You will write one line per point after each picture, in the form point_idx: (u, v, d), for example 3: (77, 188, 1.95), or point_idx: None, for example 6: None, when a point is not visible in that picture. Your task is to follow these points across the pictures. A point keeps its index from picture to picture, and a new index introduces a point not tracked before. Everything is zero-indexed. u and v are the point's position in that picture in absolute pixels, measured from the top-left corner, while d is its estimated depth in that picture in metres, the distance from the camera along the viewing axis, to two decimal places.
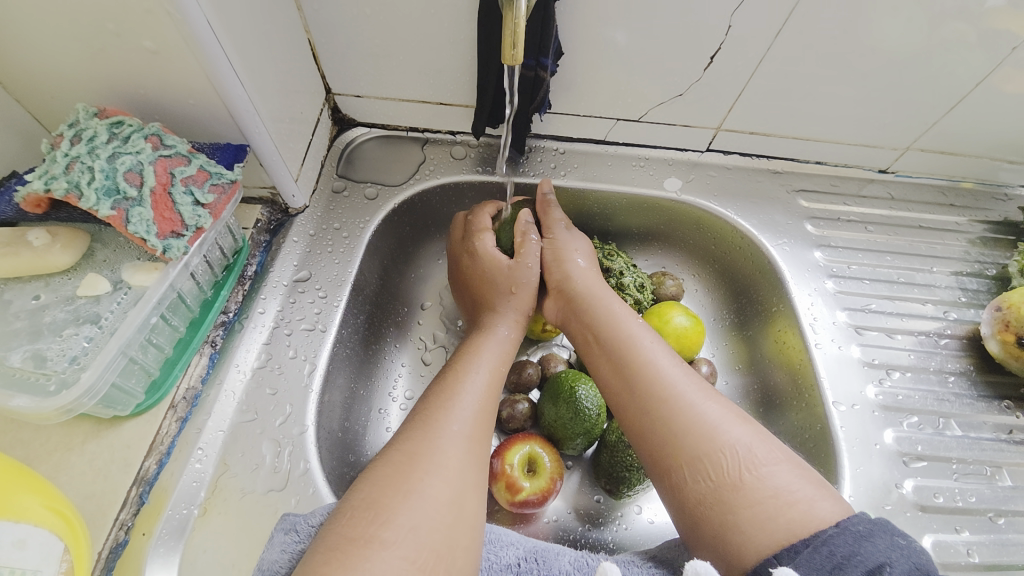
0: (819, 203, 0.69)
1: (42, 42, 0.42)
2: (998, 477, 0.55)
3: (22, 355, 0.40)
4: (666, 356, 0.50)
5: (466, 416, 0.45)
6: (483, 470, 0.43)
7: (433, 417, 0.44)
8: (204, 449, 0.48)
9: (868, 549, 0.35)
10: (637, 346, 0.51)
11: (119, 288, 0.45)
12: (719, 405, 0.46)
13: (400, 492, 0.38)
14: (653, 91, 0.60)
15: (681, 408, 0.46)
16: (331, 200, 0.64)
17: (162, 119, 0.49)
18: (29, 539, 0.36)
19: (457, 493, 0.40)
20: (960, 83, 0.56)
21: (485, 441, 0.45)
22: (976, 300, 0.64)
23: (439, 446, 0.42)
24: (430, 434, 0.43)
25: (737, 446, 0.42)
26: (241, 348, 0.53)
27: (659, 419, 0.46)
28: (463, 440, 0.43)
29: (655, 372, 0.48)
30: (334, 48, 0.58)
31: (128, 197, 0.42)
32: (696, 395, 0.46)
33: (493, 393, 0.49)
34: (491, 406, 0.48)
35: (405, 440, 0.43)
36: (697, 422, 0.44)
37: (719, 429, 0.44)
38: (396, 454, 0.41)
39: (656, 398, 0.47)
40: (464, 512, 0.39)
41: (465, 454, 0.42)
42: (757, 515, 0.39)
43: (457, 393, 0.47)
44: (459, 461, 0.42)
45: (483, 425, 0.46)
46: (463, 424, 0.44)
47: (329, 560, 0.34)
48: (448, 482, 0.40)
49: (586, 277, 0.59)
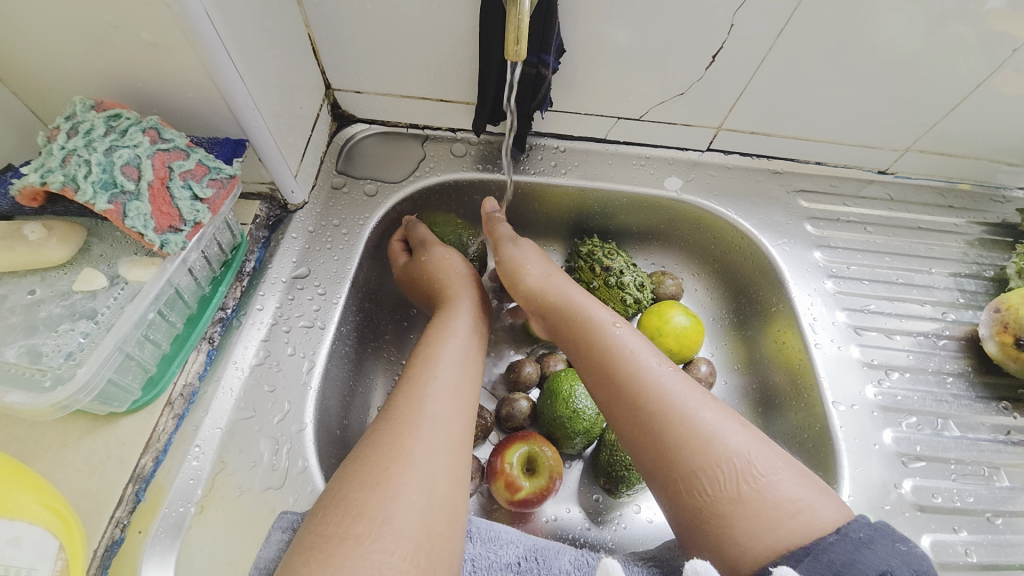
0: (818, 204, 0.69)
1: (39, 34, 0.42)
2: (996, 477, 0.55)
3: (17, 351, 0.40)
4: (656, 364, 0.49)
5: (434, 400, 0.44)
6: (457, 451, 0.42)
7: (402, 407, 0.44)
8: (201, 446, 0.47)
9: (868, 556, 0.35)
10: (626, 354, 0.50)
11: (116, 284, 0.44)
12: (716, 412, 0.45)
13: (371, 485, 0.38)
14: (654, 89, 0.60)
15: (676, 417, 0.45)
16: (330, 196, 0.64)
17: (160, 113, 0.48)
18: (23, 538, 0.35)
19: (427, 478, 0.39)
20: (960, 84, 0.56)
21: (464, 425, 0.45)
22: (974, 301, 0.64)
23: (410, 435, 0.41)
24: (403, 423, 0.42)
25: (736, 456, 0.42)
26: (239, 344, 0.52)
27: (654, 432, 0.45)
28: (436, 426, 0.43)
29: (647, 384, 0.48)
30: (334, 42, 0.57)
31: (125, 191, 0.41)
32: (691, 403, 0.46)
33: (467, 377, 0.49)
34: (468, 390, 0.48)
35: (374, 434, 0.42)
36: (694, 433, 0.44)
37: (717, 438, 0.43)
38: (362, 449, 0.41)
39: (649, 408, 0.46)
40: (436, 498, 0.39)
41: (437, 440, 0.42)
42: (758, 526, 0.39)
43: (422, 379, 0.46)
44: (429, 446, 0.41)
45: (453, 406, 0.45)
46: (433, 408, 0.44)
47: (307, 560, 0.34)
48: (422, 471, 0.39)
49: (550, 293, 0.58)
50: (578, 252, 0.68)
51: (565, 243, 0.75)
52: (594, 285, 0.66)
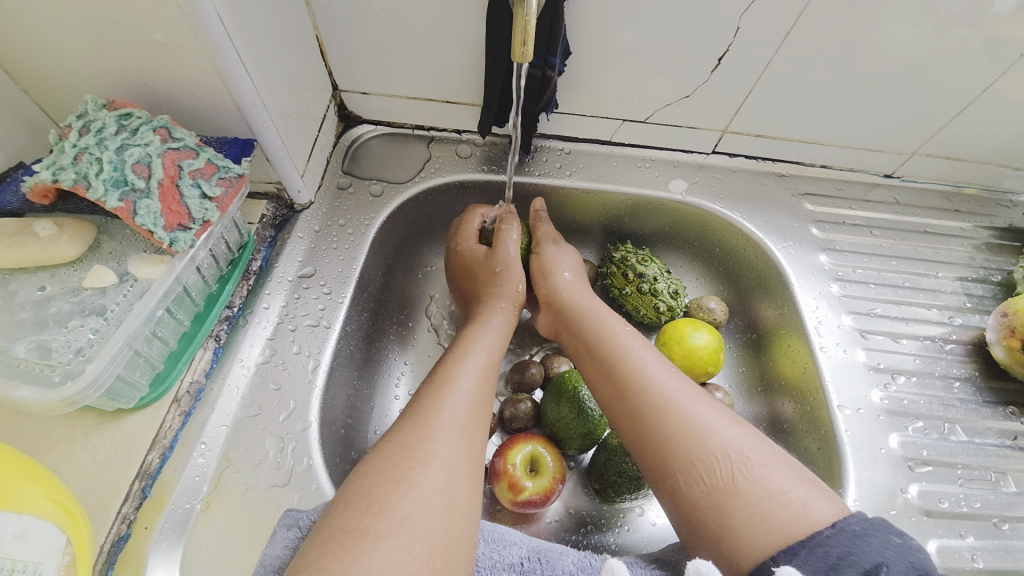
0: (824, 207, 0.69)
1: (53, 35, 0.42)
2: (1003, 483, 0.55)
3: (27, 346, 0.40)
4: (656, 363, 0.50)
5: (460, 406, 0.44)
6: (476, 461, 0.42)
7: (427, 407, 0.44)
8: (208, 443, 0.48)
9: (863, 549, 0.35)
10: (628, 351, 0.51)
11: (125, 281, 0.44)
12: (710, 408, 0.46)
13: (393, 481, 0.38)
14: (660, 92, 0.60)
15: (673, 411, 0.45)
16: (336, 197, 0.64)
17: (170, 113, 0.49)
18: (31, 531, 0.35)
19: (449, 481, 0.39)
20: (967, 89, 0.56)
21: (481, 431, 0.45)
22: (981, 306, 0.64)
23: (433, 436, 0.41)
24: (426, 424, 0.42)
25: (730, 448, 0.42)
26: (245, 343, 0.53)
27: (651, 428, 0.46)
28: (458, 429, 0.43)
29: (646, 381, 0.48)
30: (342, 44, 0.58)
31: (136, 188, 0.42)
32: (687, 398, 0.46)
33: (489, 384, 0.49)
34: (487, 397, 0.48)
35: (397, 432, 0.42)
36: (690, 425, 0.44)
37: (712, 431, 0.43)
38: (387, 445, 0.41)
39: (648, 404, 0.47)
40: (456, 502, 0.39)
41: (459, 442, 0.42)
42: (752, 517, 0.39)
43: (448, 382, 0.46)
44: (451, 449, 0.41)
45: (478, 414, 0.45)
46: (457, 412, 0.44)
47: (324, 554, 0.34)
48: (443, 471, 0.39)
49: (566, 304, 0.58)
50: (611, 258, 0.69)
51: (598, 247, 0.75)
52: (627, 289, 0.67)
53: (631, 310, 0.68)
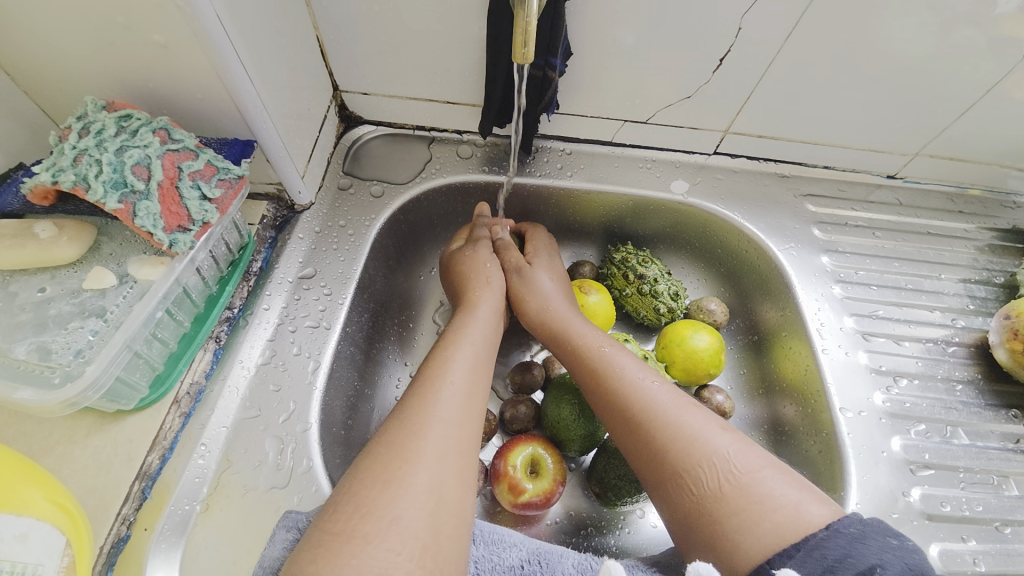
0: (826, 208, 0.69)
1: (55, 37, 0.42)
2: (1005, 486, 0.54)
3: (27, 348, 0.40)
4: (641, 373, 0.50)
5: (448, 403, 0.44)
6: (466, 459, 0.42)
7: (415, 407, 0.44)
8: (207, 444, 0.48)
9: (860, 551, 0.35)
10: (612, 363, 0.51)
11: (125, 282, 0.44)
12: (697, 416, 0.45)
13: (381, 483, 0.38)
14: (662, 92, 0.60)
15: (658, 421, 0.45)
16: (337, 197, 0.64)
17: (170, 113, 0.49)
18: (31, 533, 0.35)
19: (436, 479, 0.39)
20: (972, 88, 0.55)
21: (472, 427, 0.45)
22: (984, 308, 0.64)
23: (421, 435, 0.41)
24: (417, 423, 0.42)
25: (716, 456, 0.42)
26: (245, 343, 0.53)
27: (641, 438, 0.46)
28: (447, 427, 0.42)
29: (631, 392, 0.48)
30: (343, 44, 0.58)
31: (135, 190, 0.41)
32: (673, 408, 0.46)
33: (478, 379, 0.49)
34: (478, 393, 0.48)
35: (386, 433, 0.42)
36: (675, 436, 0.44)
37: (698, 440, 0.43)
38: (378, 447, 0.41)
39: (636, 416, 0.47)
40: (445, 501, 0.39)
41: (448, 441, 0.42)
42: (743, 523, 0.38)
43: (436, 380, 0.46)
44: (438, 447, 0.41)
45: (466, 410, 0.45)
46: (445, 409, 0.44)
47: (314, 558, 0.34)
48: (431, 469, 0.39)
49: (550, 312, 0.59)
50: (611, 259, 0.69)
51: (599, 248, 0.75)
52: (628, 291, 0.67)
53: (632, 312, 0.68)
